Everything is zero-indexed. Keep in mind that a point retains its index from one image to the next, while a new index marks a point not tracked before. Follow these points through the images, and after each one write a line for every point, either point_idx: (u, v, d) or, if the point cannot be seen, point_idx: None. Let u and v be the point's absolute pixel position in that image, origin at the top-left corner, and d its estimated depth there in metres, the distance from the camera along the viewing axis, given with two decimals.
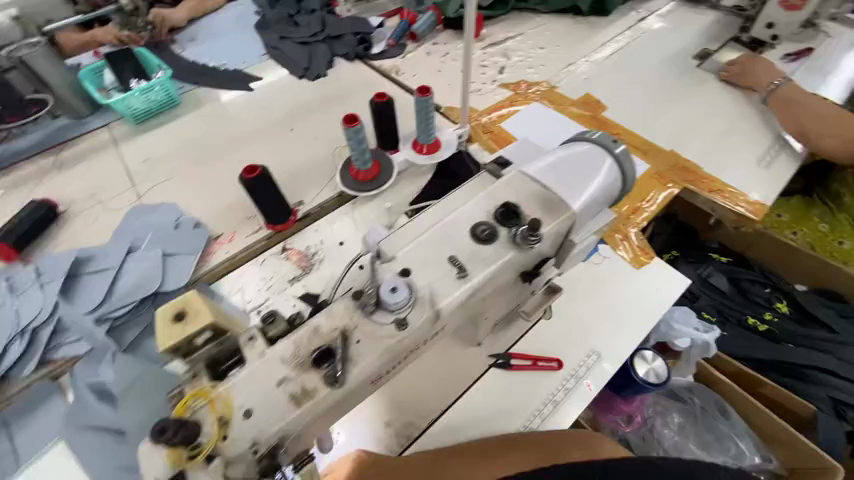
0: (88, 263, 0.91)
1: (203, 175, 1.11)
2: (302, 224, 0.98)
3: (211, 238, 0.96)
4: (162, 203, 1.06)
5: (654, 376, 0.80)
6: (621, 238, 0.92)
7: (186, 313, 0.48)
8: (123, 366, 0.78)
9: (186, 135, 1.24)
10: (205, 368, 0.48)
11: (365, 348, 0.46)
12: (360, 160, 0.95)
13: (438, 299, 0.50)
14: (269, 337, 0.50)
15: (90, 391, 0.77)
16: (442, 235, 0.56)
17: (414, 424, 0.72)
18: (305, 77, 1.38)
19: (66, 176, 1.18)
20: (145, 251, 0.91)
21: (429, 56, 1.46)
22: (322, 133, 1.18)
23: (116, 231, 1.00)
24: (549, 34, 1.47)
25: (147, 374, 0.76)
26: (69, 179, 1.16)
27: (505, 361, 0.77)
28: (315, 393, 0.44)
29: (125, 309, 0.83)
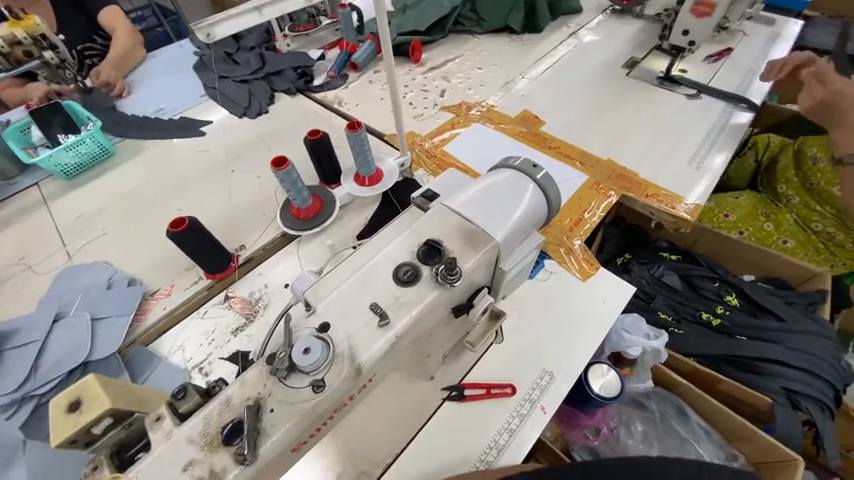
0: (10, 338, 0.83)
1: (141, 227, 1.06)
2: (245, 269, 0.95)
3: (147, 295, 0.91)
4: (94, 261, 1.00)
5: (609, 390, 0.81)
6: (566, 252, 0.93)
7: (81, 401, 0.44)
8: (42, 461, 0.70)
9: (123, 187, 1.19)
10: (109, 456, 0.45)
11: (280, 417, 0.44)
12: (298, 199, 0.94)
13: (358, 352, 0.48)
14: (179, 414, 0.45)
15: None
16: (363, 281, 0.54)
17: (367, 473, 0.69)
18: (246, 115, 1.36)
19: None
20: (73, 317, 0.84)
21: (371, 84, 1.47)
22: (265, 172, 1.16)
23: (44, 297, 0.92)
24: (486, 54, 1.51)
25: (70, 469, 0.70)
26: None
27: (458, 393, 0.75)
28: (224, 474, 0.41)
29: (52, 384, 0.76)
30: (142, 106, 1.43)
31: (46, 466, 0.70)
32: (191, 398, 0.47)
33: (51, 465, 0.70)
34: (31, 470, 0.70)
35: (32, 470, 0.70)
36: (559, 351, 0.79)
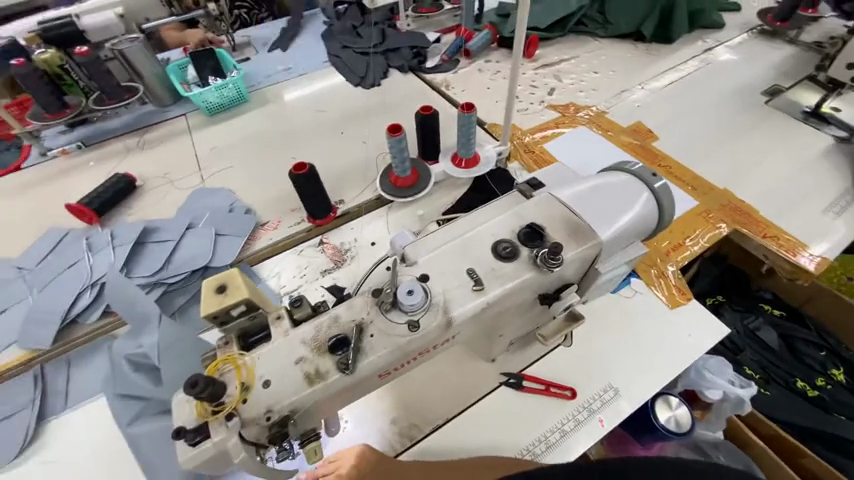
0: (152, 233, 0.97)
1: (259, 166, 1.20)
2: (340, 221, 1.04)
3: (258, 224, 1.04)
4: (220, 187, 1.14)
5: (676, 424, 0.77)
6: (656, 275, 0.89)
7: (227, 286, 0.53)
8: (168, 337, 0.78)
9: (250, 130, 1.35)
10: (237, 337, 0.54)
11: (378, 342, 0.50)
12: (399, 167, 1.00)
13: (451, 307, 0.53)
14: (294, 319, 0.54)
15: (128, 362, 0.78)
16: (464, 247, 0.58)
17: (417, 427, 0.74)
18: (361, 85, 1.47)
19: (145, 155, 1.31)
20: (202, 228, 0.99)
21: (481, 73, 1.50)
22: (370, 139, 1.25)
23: (181, 206, 1.08)
24: (605, 59, 1.45)
25: (190, 355, 0.77)
26: (147, 158, 1.29)
27: (517, 381, 0.77)
28: (327, 375, 0.48)
29: (178, 278, 0.90)
30: (275, 62, 1.60)
31: (170, 343, 0.78)
32: (304, 308, 0.54)
33: (177, 343, 0.78)
34: (161, 342, 0.78)
35: (161, 342, 0.78)
36: (628, 370, 0.77)
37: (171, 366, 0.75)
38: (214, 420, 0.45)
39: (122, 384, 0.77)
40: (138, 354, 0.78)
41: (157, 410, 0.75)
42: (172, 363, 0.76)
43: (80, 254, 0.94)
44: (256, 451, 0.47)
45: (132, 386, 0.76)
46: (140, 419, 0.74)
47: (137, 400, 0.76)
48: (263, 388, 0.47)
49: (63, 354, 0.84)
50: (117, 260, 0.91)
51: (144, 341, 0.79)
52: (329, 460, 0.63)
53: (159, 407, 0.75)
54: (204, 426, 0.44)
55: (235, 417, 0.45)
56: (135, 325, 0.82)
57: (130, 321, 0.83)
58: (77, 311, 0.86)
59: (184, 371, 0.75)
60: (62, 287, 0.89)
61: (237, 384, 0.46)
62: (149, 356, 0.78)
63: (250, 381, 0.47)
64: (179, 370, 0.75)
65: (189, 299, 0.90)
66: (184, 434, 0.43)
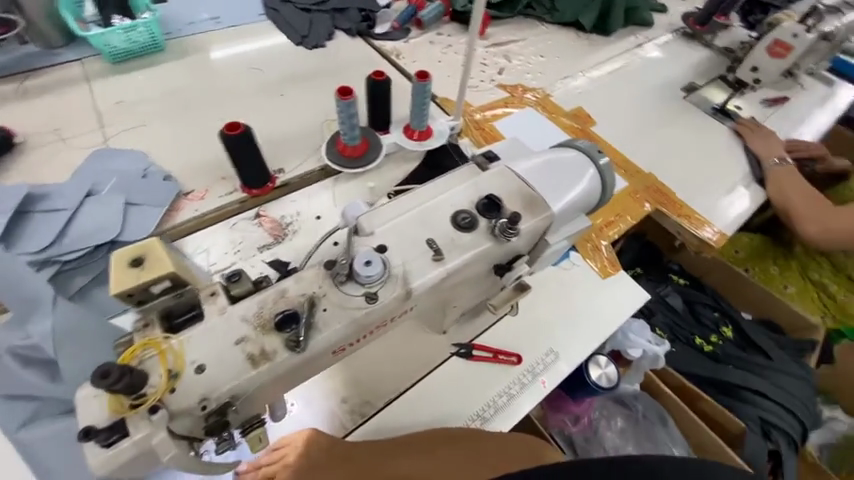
0: (38, 201, 0.80)
1: (180, 127, 1.04)
2: (280, 193, 0.95)
3: (181, 194, 0.89)
4: (130, 148, 0.96)
5: (606, 380, 0.85)
6: (593, 250, 0.95)
7: (144, 259, 0.45)
8: (69, 324, 0.66)
9: (167, 84, 1.15)
10: (159, 318, 0.44)
11: (332, 316, 0.46)
12: (348, 135, 0.93)
13: (411, 277, 0.51)
14: (231, 295, 0.47)
15: (12, 358, 0.64)
16: (422, 218, 0.56)
17: (370, 403, 0.72)
18: (302, 45, 1.33)
19: (25, 104, 1.06)
20: (106, 197, 0.82)
21: (432, 45, 1.45)
22: (314, 104, 1.15)
23: (77, 170, 0.89)
24: (550, 43, 1.49)
25: (101, 342, 0.65)
26: (27, 108, 1.04)
27: (466, 351, 0.78)
28: (274, 355, 0.43)
29: (76, 254, 0.75)
30: (196, 8, 1.38)
31: (72, 329, 0.66)
32: (242, 284, 0.48)
33: (82, 330, 0.66)
34: (60, 329, 0.65)
35: (58, 329, 0.65)
36: (568, 335, 0.83)
37: (74, 359, 0.63)
38: (133, 415, 0.38)
39: (3, 383, 0.63)
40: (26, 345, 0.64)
41: (59, 410, 0.63)
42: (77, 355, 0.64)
43: None
44: (194, 443, 0.42)
45: (19, 385, 0.63)
46: (34, 423, 0.61)
47: (28, 399, 0.63)
48: (197, 374, 0.40)
49: None
50: None
51: (34, 329, 0.65)
52: (274, 449, 0.62)
53: (61, 406, 0.63)
54: (121, 423, 0.37)
55: (161, 409, 0.38)
56: (17, 310, 0.67)
57: (10, 307, 0.68)
58: None
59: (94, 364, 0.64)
60: None
61: (161, 373, 0.40)
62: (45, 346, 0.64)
63: (178, 367, 0.40)
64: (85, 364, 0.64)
65: (93, 280, 0.76)
66: (95, 434, 0.36)
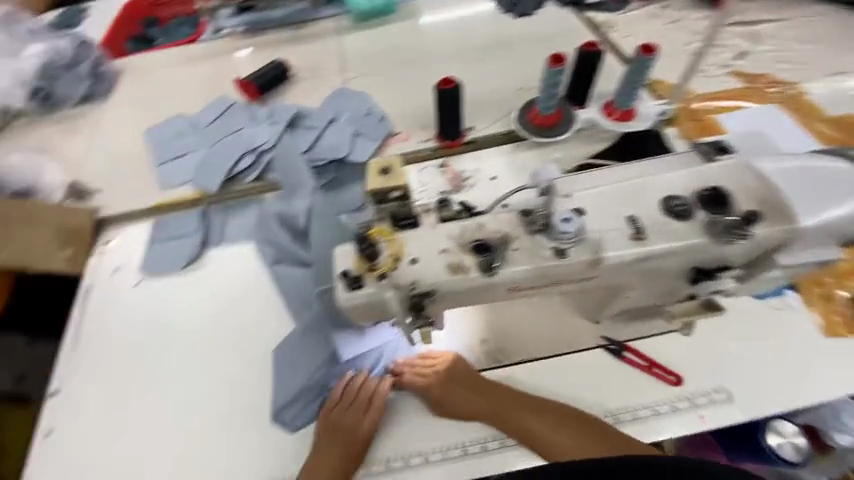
0: (302, 119, 1.06)
1: (397, 78, 1.21)
2: (465, 149, 1.02)
3: (389, 134, 1.07)
4: (360, 90, 1.18)
5: (792, 451, 0.77)
6: (821, 294, 0.76)
7: (391, 169, 0.56)
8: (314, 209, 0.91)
9: (389, 37, 1.32)
10: (388, 218, 0.57)
11: (521, 256, 0.50)
12: (545, 104, 0.94)
13: (605, 246, 0.51)
14: (441, 216, 0.56)
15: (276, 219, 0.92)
16: (630, 193, 0.55)
17: (505, 354, 0.77)
18: (512, 12, 1.30)
19: (292, 43, 1.35)
20: (343, 125, 1.05)
21: (653, 20, 1.28)
22: (513, 70, 1.18)
23: (326, 101, 1.15)
24: (826, 27, 1.15)
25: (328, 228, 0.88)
26: (293, 47, 1.33)
27: (616, 349, 0.75)
28: (467, 271, 0.50)
29: (320, 163, 0.99)
30: None
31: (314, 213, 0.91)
32: (454, 210, 0.57)
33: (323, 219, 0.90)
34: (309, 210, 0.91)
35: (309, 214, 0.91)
36: (748, 374, 0.72)
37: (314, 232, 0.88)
38: (368, 276, 0.51)
39: (267, 233, 0.91)
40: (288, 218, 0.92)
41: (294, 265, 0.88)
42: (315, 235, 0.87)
43: (245, 123, 1.08)
44: (401, 316, 0.53)
45: (275, 238, 0.90)
46: (276, 267, 0.88)
47: (276, 249, 0.90)
48: (411, 265, 0.51)
49: (223, 201, 1.00)
50: (273, 134, 1.03)
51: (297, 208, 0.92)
52: (426, 356, 0.76)
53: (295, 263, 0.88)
54: (361, 278, 0.51)
55: (386, 278, 0.50)
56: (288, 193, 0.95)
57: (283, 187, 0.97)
58: (238, 170, 1.01)
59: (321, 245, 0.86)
60: (228, 146, 1.03)
61: (388, 253, 0.51)
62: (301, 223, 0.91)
63: (400, 253, 0.52)
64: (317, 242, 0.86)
65: (324, 185, 0.99)
66: (346, 277, 0.51)
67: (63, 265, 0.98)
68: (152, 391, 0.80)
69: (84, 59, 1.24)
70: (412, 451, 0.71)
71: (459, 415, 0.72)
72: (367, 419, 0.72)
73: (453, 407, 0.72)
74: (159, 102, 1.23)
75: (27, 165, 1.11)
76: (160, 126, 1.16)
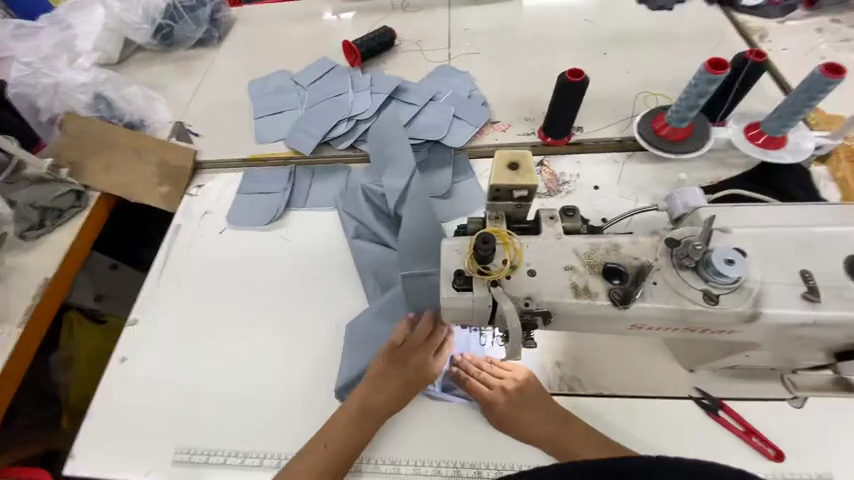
0: (402, 93, 1.05)
1: (504, 62, 1.13)
2: (569, 149, 0.93)
3: (488, 121, 1.01)
4: (463, 70, 1.12)
5: None
6: None
7: (519, 165, 0.50)
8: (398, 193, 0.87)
9: (503, 18, 1.24)
10: (504, 217, 0.53)
11: (659, 293, 0.43)
12: (678, 114, 0.82)
13: (764, 301, 0.42)
14: (565, 227, 0.50)
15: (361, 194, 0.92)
16: (803, 243, 0.45)
17: (579, 382, 0.69)
18: (645, 5, 1.21)
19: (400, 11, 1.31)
20: (443, 105, 1.01)
21: (820, 34, 1.08)
22: (635, 71, 1.06)
23: (427, 77, 1.11)
24: None
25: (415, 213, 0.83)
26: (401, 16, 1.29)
27: (711, 406, 0.64)
28: (595, 296, 0.44)
29: (414, 141, 0.97)
30: None
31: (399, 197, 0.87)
32: (575, 222, 0.50)
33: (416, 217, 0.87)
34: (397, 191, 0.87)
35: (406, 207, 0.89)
36: None
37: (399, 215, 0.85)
38: (478, 279, 0.46)
39: (351, 205, 0.93)
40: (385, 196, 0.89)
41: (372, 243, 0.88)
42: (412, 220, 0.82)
43: (345, 88, 1.08)
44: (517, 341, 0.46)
45: (358, 211, 0.91)
46: (355, 241, 0.89)
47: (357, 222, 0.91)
48: (528, 276, 0.45)
49: (313, 163, 1.01)
50: (373, 105, 1.03)
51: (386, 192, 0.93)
52: (495, 365, 0.70)
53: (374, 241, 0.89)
54: (470, 279, 0.46)
55: (498, 286, 0.45)
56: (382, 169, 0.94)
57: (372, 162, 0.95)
58: (335, 135, 1.02)
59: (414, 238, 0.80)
60: (326, 110, 1.05)
61: (505, 258, 0.46)
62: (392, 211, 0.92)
63: (517, 261, 0.46)
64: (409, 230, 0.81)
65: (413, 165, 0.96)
66: (457, 276, 0.47)
67: (160, 202, 1.01)
68: (220, 339, 0.82)
69: (205, 6, 1.31)
70: (466, 461, 0.65)
71: (519, 435, 0.64)
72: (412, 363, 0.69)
73: (516, 424, 0.64)
74: (265, 57, 1.28)
75: (140, 99, 1.16)
76: (264, 80, 1.20)
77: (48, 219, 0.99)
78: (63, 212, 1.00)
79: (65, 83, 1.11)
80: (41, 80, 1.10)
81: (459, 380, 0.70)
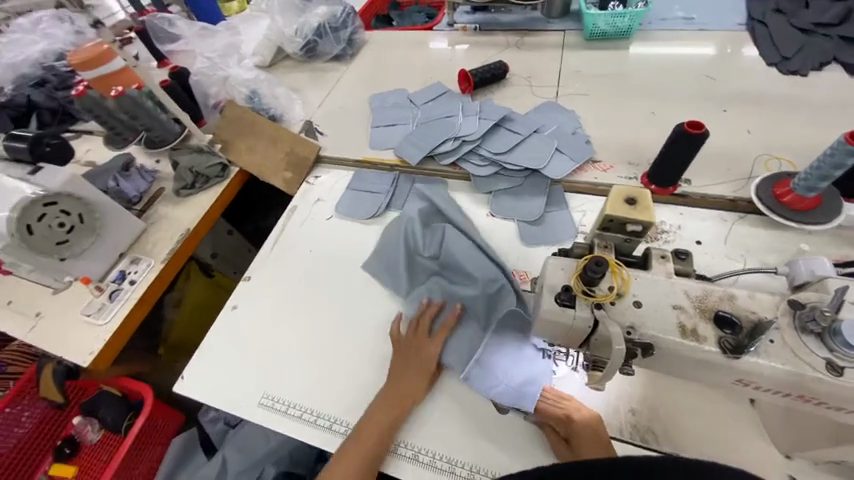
0: (509, 121, 1.12)
1: (614, 105, 1.16)
2: (672, 199, 0.91)
3: (590, 159, 1.04)
4: (570, 108, 1.16)
5: None
6: None
7: (637, 201, 0.53)
8: (450, 243, 0.89)
9: (618, 63, 1.27)
10: (612, 248, 0.55)
11: (775, 352, 0.42)
12: (806, 183, 0.77)
13: None
14: (675, 268, 0.51)
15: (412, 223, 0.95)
16: None
17: (653, 434, 0.66)
18: (775, 67, 1.17)
19: (518, 50, 1.39)
20: (547, 138, 1.06)
21: None
22: (757, 133, 1.02)
23: (535, 110, 1.17)
24: None
25: (463, 268, 0.85)
26: (517, 53, 1.38)
27: None
28: (702, 340, 0.44)
29: (514, 168, 1.03)
30: (674, 4, 1.39)
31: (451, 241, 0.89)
32: (687, 265, 0.51)
33: (456, 264, 0.86)
34: (444, 236, 0.90)
35: (445, 254, 0.88)
36: None
37: (451, 251, 0.87)
38: (583, 299, 0.49)
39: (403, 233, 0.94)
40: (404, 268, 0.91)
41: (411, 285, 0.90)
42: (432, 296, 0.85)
43: (457, 111, 1.18)
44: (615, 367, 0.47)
45: (412, 239, 0.93)
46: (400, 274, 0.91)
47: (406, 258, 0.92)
48: (633, 306, 0.47)
49: (417, 173, 1.12)
50: (480, 129, 1.10)
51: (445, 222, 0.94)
52: (563, 397, 0.69)
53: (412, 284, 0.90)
54: (573, 297, 0.49)
55: (601, 309, 0.48)
56: (414, 226, 0.95)
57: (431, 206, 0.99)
58: (439, 151, 1.11)
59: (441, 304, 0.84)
60: (437, 128, 1.16)
61: (612, 285, 0.48)
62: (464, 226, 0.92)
63: (624, 290, 0.48)
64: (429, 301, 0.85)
65: (508, 189, 1.02)
66: (562, 292, 0.50)
67: (281, 183, 1.18)
68: (311, 317, 0.91)
69: (347, 27, 1.53)
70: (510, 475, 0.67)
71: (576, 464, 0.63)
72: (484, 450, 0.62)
73: (576, 453, 0.63)
74: (389, 76, 1.44)
75: (283, 97, 1.38)
76: (385, 95, 1.35)
77: (198, 182, 1.21)
78: (209, 178, 1.22)
79: (231, 78, 1.36)
80: (216, 73, 1.36)
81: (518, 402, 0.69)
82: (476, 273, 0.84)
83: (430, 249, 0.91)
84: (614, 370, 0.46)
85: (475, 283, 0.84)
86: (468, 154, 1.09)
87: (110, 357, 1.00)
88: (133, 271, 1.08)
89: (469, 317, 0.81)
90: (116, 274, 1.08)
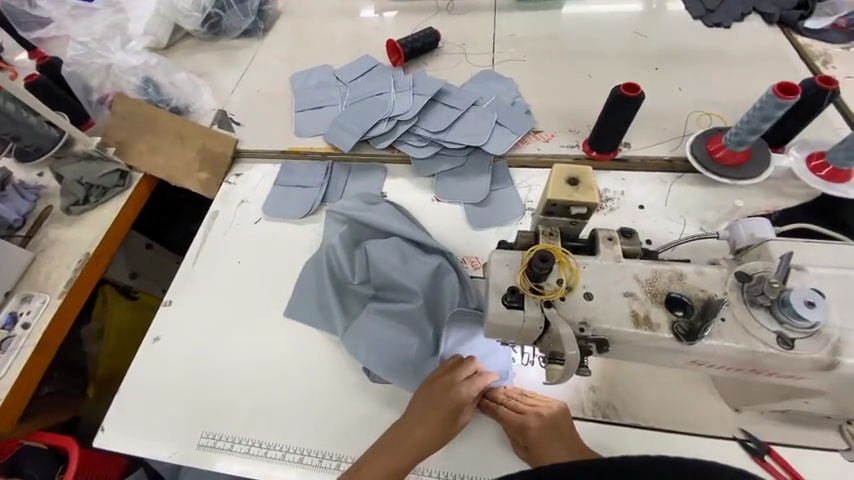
0: (445, 95, 1.03)
1: (551, 70, 1.11)
2: (614, 165, 0.89)
3: (532, 130, 0.99)
4: (508, 76, 1.10)
5: None
6: None
7: (579, 180, 0.48)
8: (380, 259, 0.79)
9: (552, 25, 1.21)
10: (558, 234, 0.51)
11: (729, 331, 0.41)
12: (738, 138, 0.78)
13: (844, 350, 0.40)
14: (623, 250, 0.47)
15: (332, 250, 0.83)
16: None
17: (614, 408, 0.66)
18: (701, 20, 1.17)
19: (449, 15, 1.29)
20: (487, 110, 1.00)
21: None
22: (688, 89, 1.02)
23: (471, 81, 1.09)
24: None
25: (397, 285, 0.77)
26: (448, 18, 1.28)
27: (757, 449, 0.61)
28: (656, 327, 0.42)
29: (455, 146, 0.96)
30: None
31: (381, 256, 0.79)
32: (634, 243, 0.48)
33: (389, 282, 0.77)
34: (369, 256, 0.80)
35: (374, 276, 0.78)
36: None
37: (379, 269, 0.78)
38: (530, 297, 0.44)
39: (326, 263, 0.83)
40: (335, 301, 0.80)
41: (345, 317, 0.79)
42: (374, 326, 0.75)
43: (388, 88, 1.07)
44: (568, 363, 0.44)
45: (335, 266, 0.82)
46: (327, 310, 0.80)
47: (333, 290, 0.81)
48: (583, 299, 0.44)
49: (351, 161, 1.01)
50: (415, 106, 1.01)
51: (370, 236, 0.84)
52: (527, 396, 0.66)
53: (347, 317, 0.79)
54: (521, 296, 0.45)
55: (552, 307, 0.44)
56: (336, 252, 0.82)
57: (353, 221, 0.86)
58: (374, 134, 1.01)
59: (386, 332, 0.74)
60: (368, 108, 1.05)
61: (560, 278, 0.44)
62: (392, 232, 0.83)
63: (573, 282, 0.44)
64: (368, 330, 0.75)
65: (451, 170, 0.95)
66: (509, 294, 0.45)
67: (197, 186, 1.03)
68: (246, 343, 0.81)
69: None
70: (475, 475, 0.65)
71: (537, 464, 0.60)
72: (436, 429, 0.63)
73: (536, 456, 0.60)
74: (310, 52, 1.29)
75: (186, 84, 1.18)
76: (306, 74, 1.20)
77: (92, 195, 1.02)
78: (107, 189, 1.03)
79: (117, 65, 1.12)
80: (95, 61, 1.12)
81: (479, 400, 0.67)
82: (412, 287, 0.76)
83: (358, 273, 0.80)
84: (571, 369, 0.42)
85: (413, 297, 0.76)
86: (405, 135, 1.00)
87: (13, 418, 0.84)
88: (25, 312, 0.90)
89: (414, 339, 0.74)
90: (5, 319, 0.89)
